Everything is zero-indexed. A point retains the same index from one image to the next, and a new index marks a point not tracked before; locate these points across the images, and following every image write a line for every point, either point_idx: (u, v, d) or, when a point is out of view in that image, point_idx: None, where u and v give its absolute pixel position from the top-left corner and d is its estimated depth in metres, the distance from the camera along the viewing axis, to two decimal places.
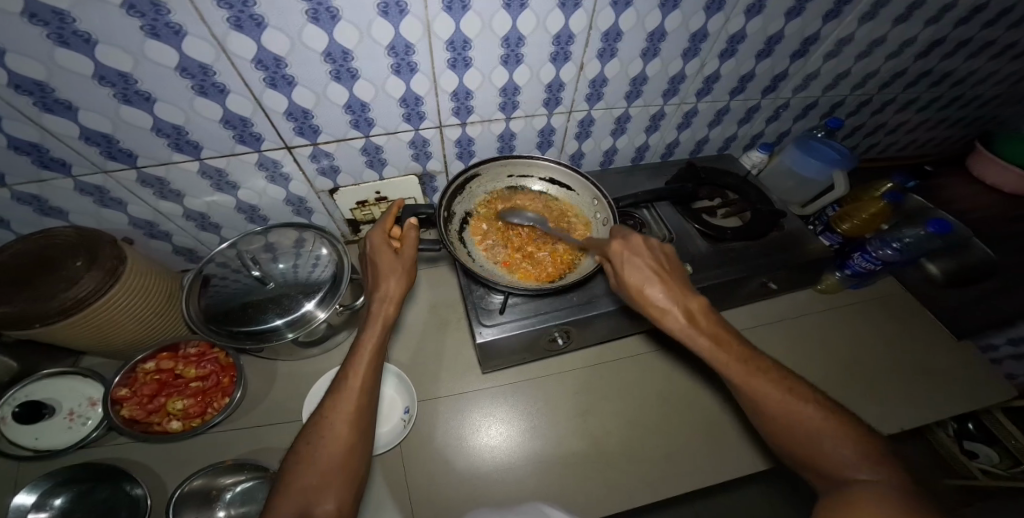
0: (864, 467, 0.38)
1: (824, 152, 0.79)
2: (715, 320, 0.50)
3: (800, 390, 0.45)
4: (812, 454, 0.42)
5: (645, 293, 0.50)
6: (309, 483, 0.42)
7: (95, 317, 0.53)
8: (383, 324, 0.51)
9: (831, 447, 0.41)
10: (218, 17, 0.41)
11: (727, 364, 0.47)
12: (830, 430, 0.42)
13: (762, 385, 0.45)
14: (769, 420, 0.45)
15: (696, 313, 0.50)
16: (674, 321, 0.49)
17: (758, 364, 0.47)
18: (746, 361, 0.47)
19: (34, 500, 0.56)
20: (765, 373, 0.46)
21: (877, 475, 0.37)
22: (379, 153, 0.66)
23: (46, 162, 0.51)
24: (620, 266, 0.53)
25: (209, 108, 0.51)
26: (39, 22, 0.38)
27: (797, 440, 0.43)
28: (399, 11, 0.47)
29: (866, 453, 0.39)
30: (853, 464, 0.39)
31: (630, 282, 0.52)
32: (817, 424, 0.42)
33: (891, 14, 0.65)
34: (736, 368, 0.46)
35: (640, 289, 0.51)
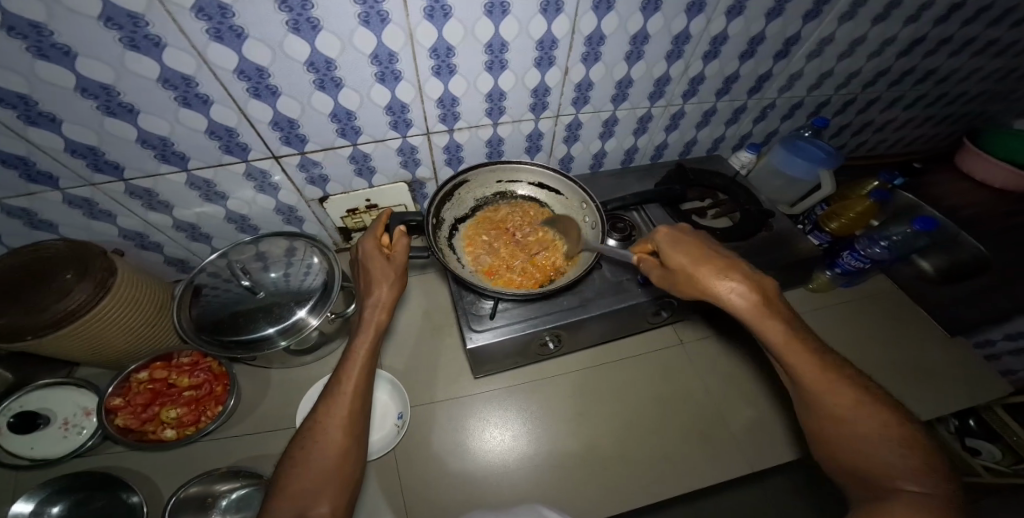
0: (920, 481, 0.36)
1: (810, 151, 0.80)
2: (786, 311, 0.48)
3: (869, 395, 0.42)
4: (860, 458, 0.40)
5: (701, 275, 0.50)
6: (302, 487, 0.42)
7: (86, 328, 0.53)
8: (375, 330, 0.51)
9: (889, 456, 0.39)
10: (198, 28, 0.42)
11: (789, 353, 0.45)
12: (892, 439, 0.40)
13: (826, 383, 0.43)
14: (825, 417, 0.43)
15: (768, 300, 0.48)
16: (740, 304, 0.48)
17: (827, 361, 0.45)
18: (814, 354, 0.45)
19: (31, 508, 0.57)
20: (834, 370, 0.44)
21: (936, 491, 0.35)
22: (367, 161, 0.66)
23: (34, 176, 0.52)
24: (678, 249, 0.53)
25: (194, 118, 0.51)
26: (17, 35, 0.38)
27: (848, 442, 0.41)
28: (380, 20, 0.47)
29: (927, 468, 0.37)
30: (908, 474, 0.37)
31: (682, 264, 0.52)
32: (878, 431, 0.40)
33: (870, 13, 0.65)
34: (805, 359, 0.45)
35: (696, 272, 0.50)
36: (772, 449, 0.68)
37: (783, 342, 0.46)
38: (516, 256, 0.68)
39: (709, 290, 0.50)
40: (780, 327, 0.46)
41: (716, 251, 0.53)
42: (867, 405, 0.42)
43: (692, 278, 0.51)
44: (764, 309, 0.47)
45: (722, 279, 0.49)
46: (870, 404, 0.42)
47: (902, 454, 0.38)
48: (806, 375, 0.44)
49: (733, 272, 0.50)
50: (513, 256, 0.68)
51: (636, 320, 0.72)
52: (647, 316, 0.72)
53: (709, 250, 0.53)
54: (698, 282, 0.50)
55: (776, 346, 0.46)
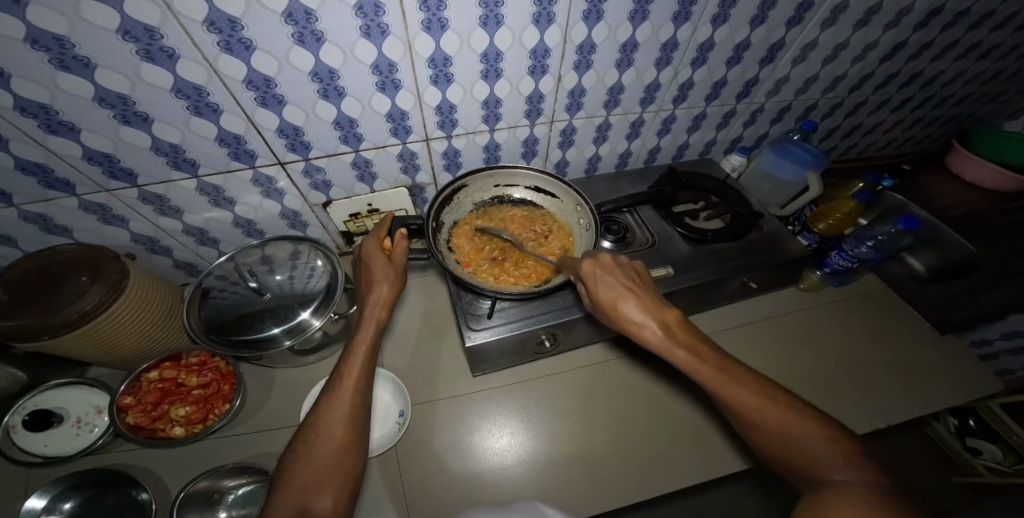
0: (842, 470, 0.39)
1: (799, 154, 0.82)
2: (689, 333, 0.51)
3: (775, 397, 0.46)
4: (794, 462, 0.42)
5: (620, 311, 0.52)
6: (306, 479, 0.44)
7: (100, 329, 0.55)
8: (376, 327, 0.54)
9: (812, 453, 0.41)
10: (209, 41, 0.44)
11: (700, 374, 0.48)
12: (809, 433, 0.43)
13: (744, 394, 0.46)
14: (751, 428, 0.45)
15: (672, 326, 0.51)
16: (652, 335, 0.51)
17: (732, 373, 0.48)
18: (721, 369, 0.48)
19: (44, 503, 0.59)
20: (741, 380, 0.47)
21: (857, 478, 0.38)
22: (368, 166, 0.69)
23: (51, 183, 0.54)
24: (598, 284, 0.54)
25: (204, 126, 0.53)
26: (40, 47, 0.40)
27: (782, 447, 0.43)
28: (381, 32, 0.49)
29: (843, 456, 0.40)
30: (834, 466, 0.40)
31: (604, 300, 0.53)
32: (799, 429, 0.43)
33: (851, 20, 0.67)
34: (715, 377, 0.47)
35: (616, 308, 0.52)
36: None
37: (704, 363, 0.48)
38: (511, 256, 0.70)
39: (631, 325, 0.51)
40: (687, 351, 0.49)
41: (628, 281, 0.55)
42: (777, 406, 0.45)
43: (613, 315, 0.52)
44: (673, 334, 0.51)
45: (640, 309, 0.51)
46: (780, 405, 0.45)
47: (817, 447, 0.41)
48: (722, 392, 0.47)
49: (641, 301, 0.53)
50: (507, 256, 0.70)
51: None
52: None
53: (620, 281, 0.54)
54: (619, 318, 0.52)
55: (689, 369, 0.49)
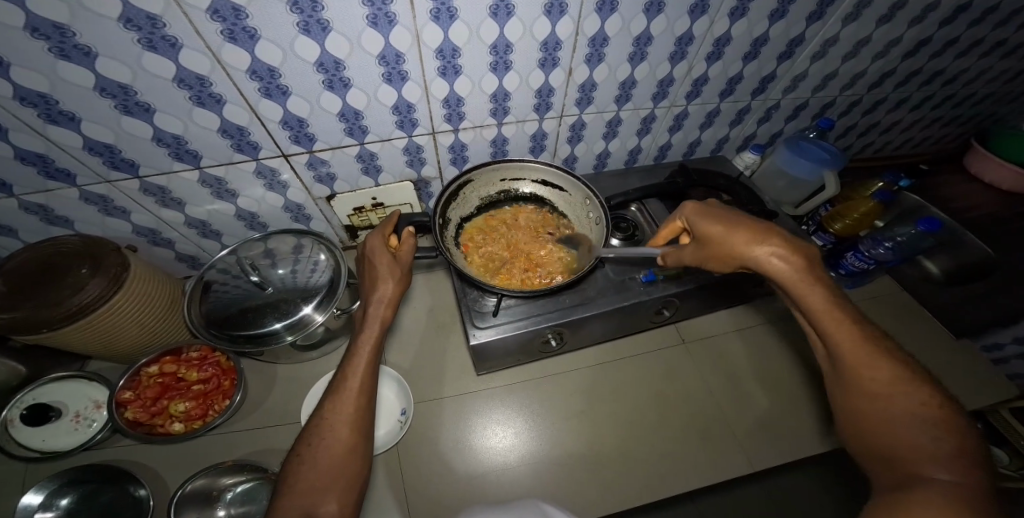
0: (945, 465, 0.32)
1: (815, 152, 0.80)
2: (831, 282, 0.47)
3: (912, 377, 0.39)
4: (885, 442, 0.37)
5: (733, 244, 0.50)
6: (311, 484, 0.42)
7: (101, 321, 0.54)
8: (380, 325, 0.52)
9: (912, 438, 0.35)
10: (212, 29, 0.43)
11: (826, 324, 0.44)
12: (926, 421, 0.35)
13: (864, 358, 0.41)
14: (859, 392, 0.40)
15: (807, 270, 0.47)
16: (782, 268, 0.48)
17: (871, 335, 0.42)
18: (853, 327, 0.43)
19: (41, 500, 0.58)
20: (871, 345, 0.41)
21: (959, 477, 0.30)
22: (373, 159, 0.67)
23: (52, 173, 0.53)
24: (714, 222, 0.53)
25: (207, 117, 0.52)
26: (40, 36, 0.39)
27: (879, 425, 0.38)
28: (388, 22, 0.48)
29: (963, 458, 0.32)
30: (935, 460, 0.32)
31: (717, 233, 0.51)
32: (914, 418, 0.36)
33: (875, 14, 0.65)
34: (843, 328, 0.43)
35: (727, 240, 0.50)
36: (777, 447, 0.68)
37: (823, 309, 0.45)
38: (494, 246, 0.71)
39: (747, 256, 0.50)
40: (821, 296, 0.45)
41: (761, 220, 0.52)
42: (907, 385, 0.38)
43: (725, 248, 0.51)
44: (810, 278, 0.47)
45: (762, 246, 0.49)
46: (909, 382, 0.38)
47: (925, 435, 0.34)
48: (842, 345, 0.42)
49: (776, 242, 0.49)
50: (522, 236, 0.73)
51: (639, 318, 0.73)
52: (650, 315, 0.72)
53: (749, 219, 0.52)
54: (731, 252, 0.51)
55: (816, 313, 0.45)
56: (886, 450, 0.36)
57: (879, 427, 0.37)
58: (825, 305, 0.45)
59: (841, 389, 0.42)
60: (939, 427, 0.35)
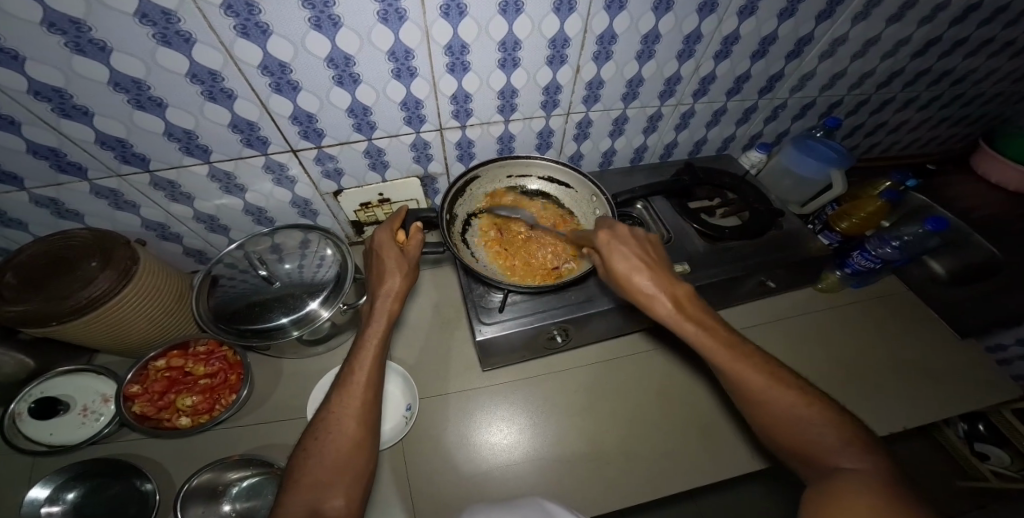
0: (849, 455, 0.39)
1: (822, 151, 0.80)
2: (700, 308, 0.53)
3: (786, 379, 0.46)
4: (795, 441, 0.43)
5: (635, 283, 0.52)
6: (319, 478, 0.42)
7: (110, 314, 0.55)
8: (387, 320, 0.53)
9: (815, 435, 0.42)
10: (225, 25, 0.43)
11: (713, 352, 0.49)
12: (815, 417, 0.43)
13: (757, 375, 0.46)
14: (761, 409, 0.45)
15: (684, 302, 0.52)
16: (664, 309, 0.52)
17: (743, 351, 0.49)
18: (730, 348, 0.48)
19: (48, 493, 0.58)
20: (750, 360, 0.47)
21: (861, 464, 0.37)
22: (381, 155, 0.68)
23: (63, 166, 0.54)
24: (617, 256, 0.54)
25: (219, 112, 0.53)
26: (57, 31, 0.40)
27: (786, 428, 0.44)
28: (398, 18, 0.48)
29: (854, 444, 0.40)
30: (841, 452, 0.39)
31: (620, 268, 0.53)
32: (808, 414, 0.43)
33: (884, 14, 0.65)
34: (726, 354, 0.48)
35: (630, 276, 0.53)
36: None
37: (707, 341, 0.49)
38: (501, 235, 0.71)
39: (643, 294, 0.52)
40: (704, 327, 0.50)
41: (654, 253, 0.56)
42: (788, 389, 0.45)
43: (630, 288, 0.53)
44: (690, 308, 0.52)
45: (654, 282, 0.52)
46: (788, 385, 0.45)
47: (823, 431, 0.41)
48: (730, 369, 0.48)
49: (657, 274, 0.53)
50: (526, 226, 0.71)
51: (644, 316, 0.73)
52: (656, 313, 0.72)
53: (637, 251, 0.54)
54: (632, 287, 0.53)
55: (700, 344, 0.50)
56: (803, 455, 0.42)
57: (790, 436, 0.43)
58: (707, 336, 0.50)
59: (746, 410, 0.47)
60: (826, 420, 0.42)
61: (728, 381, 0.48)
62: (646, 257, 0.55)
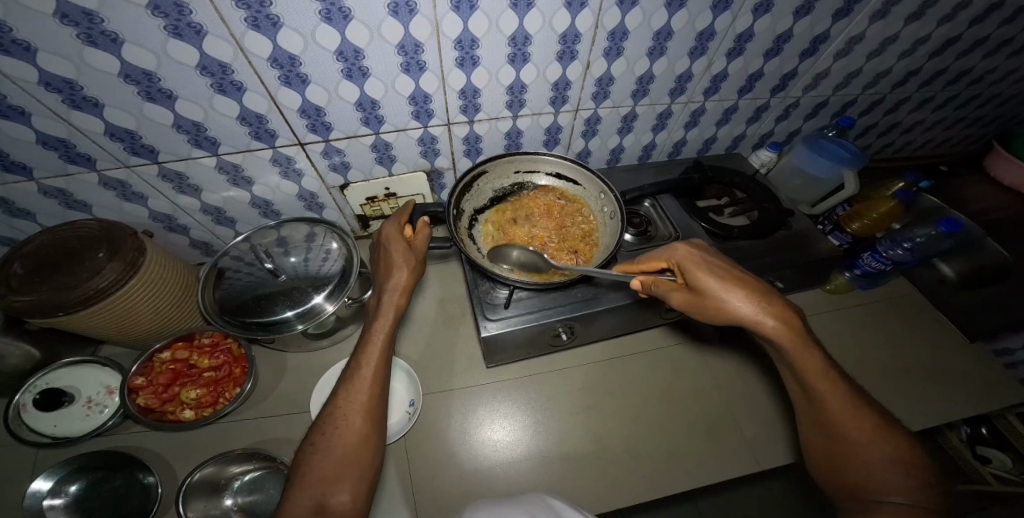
0: (906, 494, 0.39)
1: (834, 151, 0.80)
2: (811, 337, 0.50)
3: (882, 425, 0.44)
4: (858, 474, 0.43)
5: (727, 300, 0.50)
6: (326, 472, 0.42)
7: (117, 306, 0.55)
8: (394, 314, 0.52)
9: (883, 472, 0.41)
10: (237, 17, 0.43)
11: (811, 376, 0.47)
12: (891, 459, 0.42)
13: (845, 407, 0.45)
14: (835, 436, 0.45)
15: (794, 324, 0.49)
16: (768, 328, 0.49)
17: (848, 387, 0.47)
18: (834, 377, 0.47)
19: (50, 486, 0.58)
20: (849, 393, 0.46)
21: (918, 504, 0.37)
22: (388, 149, 0.68)
23: (72, 157, 0.54)
24: (707, 272, 0.52)
25: (227, 105, 0.53)
26: (70, 22, 0.40)
27: (852, 459, 0.44)
28: (408, 11, 0.48)
29: (920, 487, 0.39)
30: (900, 492, 0.39)
31: (714, 287, 0.50)
32: (883, 454, 0.42)
33: (902, 12, 0.65)
34: (827, 381, 0.47)
35: (723, 297, 0.50)
36: (785, 449, 0.67)
37: (809, 363, 0.48)
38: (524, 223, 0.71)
39: (738, 312, 0.50)
40: (810, 352, 0.48)
41: (744, 273, 0.53)
42: (878, 431, 0.44)
43: (716, 302, 0.50)
44: (799, 333, 0.49)
45: (748, 301, 0.49)
46: (879, 427, 0.44)
47: (890, 470, 0.41)
48: (825, 395, 0.46)
49: (759, 296, 0.50)
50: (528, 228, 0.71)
51: (651, 314, 0.72)
52: (662, 311, 0.72)
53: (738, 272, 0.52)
54: (724, 306, 0.50)
55: (800, 364, 0.48)
56: (856, 484, 0.42)
57: (854, 465, 0.43)
58: (816, 361, 0.48)
59: (821, 434, 0.47)
60: (902, 463, 0.41)
61: (815, 406, 0.48)
62: (741, 277, 0.52)
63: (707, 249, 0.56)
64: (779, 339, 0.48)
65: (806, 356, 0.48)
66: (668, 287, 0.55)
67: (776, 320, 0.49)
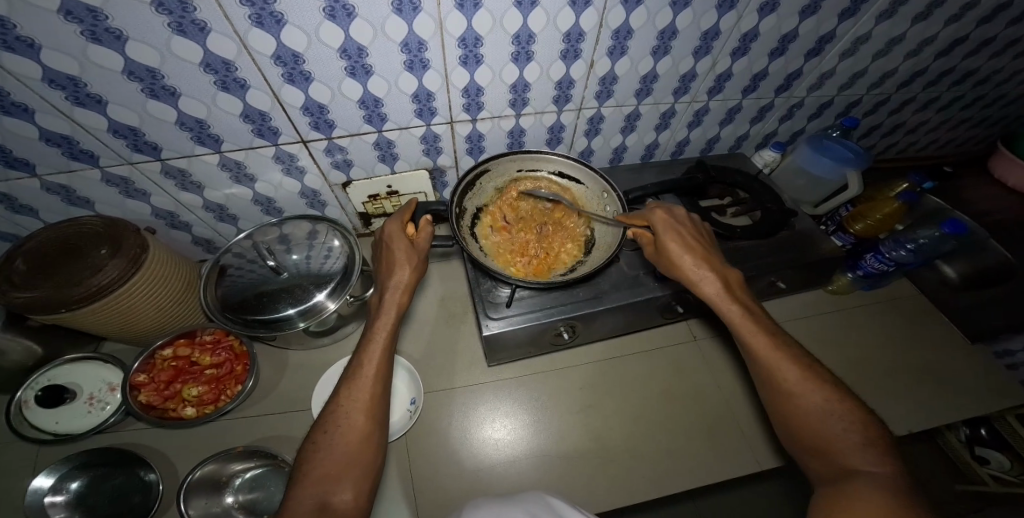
0: (861, 456, 0.39)
1: (838, 151, 0.79)
2: (749, 300, 0.53)
3: (820, 376, 0.45)
4: (812, 437, 0.42)
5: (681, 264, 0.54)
6: (328, 471, 0.42)
7: (118, 303, 0.55)
8: (397, 311, 0.52)
9: (831, 431, 0.41)
10: (240, 14, 0.43)
11: (748, 336, 0.49)
12: (837, 413, 0.42)
13: (784, 366, 0.46)
14: (781, 398, 0.46)
15: (734, 286, 0.54)
16: (709, 291, 0.53)
17: (784, 344, 0.48)
18: (768, 336, 0.49)
19: (52, 483, 0.58)
20: (784, 349, 0.47)
21: (878, 469, 0.37)
22: (390, 147, 0.68)
23: (76, 153, 0.54)
24: (668, 236, 0.56)
25: (231, 102, 0.53)
26: (73, 19, 0.40)
27: (803, 423, 0.43)
28: (412, 9, 0.48)
29: (868, 444, 0.39)
30: (855, 452, 0.39)
31: (673, 248, 0.55)
32: (828, 410, 0.43)
33: (909, 12, 0.65)
34: (762, 340, 0.48)
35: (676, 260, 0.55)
36: (784, 449, 0.67)
37: (741, 322, 0.50)
38: (502, 225, 0.71)
39: (689, 275, 0.54)
40: (738, 310, 0.51)
41: (697, 236, 0.57)
42: (816, 382, 0.45)
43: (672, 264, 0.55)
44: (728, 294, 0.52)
45: (698, 265, 0.54)
46: (818, 381, 0.44)
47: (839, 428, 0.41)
48: (763, 354, 0.47)
49: (710, 261, 0.54)
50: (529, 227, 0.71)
51: (652, 314, 0.72)
52: (664, 311, 0.72)
53: (696, 238, 0.57)
54: (680, 269, 0.55)
55: (736, 325, 0.50)
56: (814, 446, 0.42)
57: (806, 427, 0.43)
58: (741, 316, 0.50)
59: (768, 395, 0.47)
60: (847, 419, 0.42)
61: (757, 368, 0.48)
62: (694, 241, 0.56)
63: (685, 217, 0.59)
64: (714, 301, 0.53)
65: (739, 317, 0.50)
66: (645, 243, 0.60)
67: (715, 281, 0.53)
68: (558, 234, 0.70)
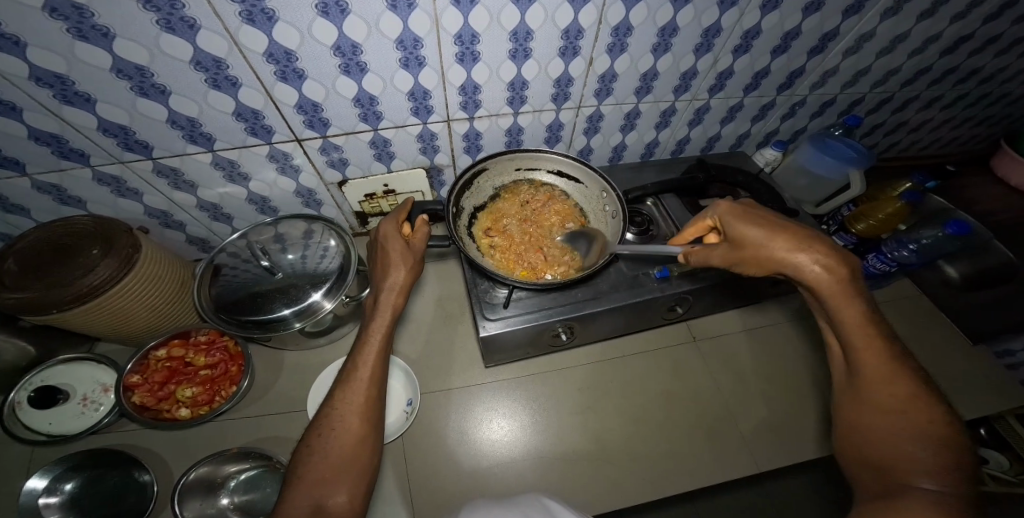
0: (933, 476, 0.32)
1: (841, 150, 0.78)
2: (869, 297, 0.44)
3: (926, 400, 0.38)
4: (883, 451, 0.37)
5: (770, 248, 0.46)
6: (324, 474, 0.41)
7: (110, 303, 0.54)
8: (391, 314, 0.52)
9: (909, 449, 0.35)
10: (231, 11, 0.42)
11: (852, 336, 0.42)
12: (928, 436, 0.35)
13: (881, 378, 0.40)
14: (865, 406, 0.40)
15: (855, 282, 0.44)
16: (823, 283, 0.44)
17: (893, 356, 0.40)
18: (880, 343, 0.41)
19: (45, 484, 0.57)
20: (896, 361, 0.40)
21: (945, 490, 0.31)
22: (387, 146, 0.67)
23: (65, 152, 0.53)
24: (751, 223, 0.48)
25: (223, 100, 0.52)
26: (59, 16, 0.39)
27: (878, 435, 0.38)
28: (407, 5, 0.47)
29: (947, 469, 0.32)
30: (925, 471, 0.33)
31: (755, 234, 0.47)
32: (913, 429, 0.36)
33: (914, 9, 0.63)
34: (869, 346, 0.41)
35: (764, 245, 0.46)
36: (784, 452, 0.67)
37: (854, 321, 0.42)
38: (501, 225, 0.70)
39: (786, 261, 0.45)
40: (856, 308, 0.43)
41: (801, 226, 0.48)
42: (919, 404, 0.37)
43: (762, 251, 0.47)
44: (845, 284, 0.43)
45: (797, 250, 0.45)
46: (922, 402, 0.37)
47: (923, 448, 0.35)
48: (867, 361, 0.41)
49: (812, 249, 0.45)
50: (529, 226, 0.70)
51: (652, 314, 0.71)
52: (664, 312, 0.71)
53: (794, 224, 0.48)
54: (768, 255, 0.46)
55: (845, 323, 0.43)
56: (878, 459, 0.37)
57: (879, 441, 0.37)
58: (858, 317, 0.42)
59: (850, 402, 0.41)
60: (937, 441, 0.35)
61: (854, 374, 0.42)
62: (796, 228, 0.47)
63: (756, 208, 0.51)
64: (828, 289, 0.44)
65: (849, 313, 0.43)
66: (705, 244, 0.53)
67: (826, 271, 0.44)
68: (559, 233, 0.70)
